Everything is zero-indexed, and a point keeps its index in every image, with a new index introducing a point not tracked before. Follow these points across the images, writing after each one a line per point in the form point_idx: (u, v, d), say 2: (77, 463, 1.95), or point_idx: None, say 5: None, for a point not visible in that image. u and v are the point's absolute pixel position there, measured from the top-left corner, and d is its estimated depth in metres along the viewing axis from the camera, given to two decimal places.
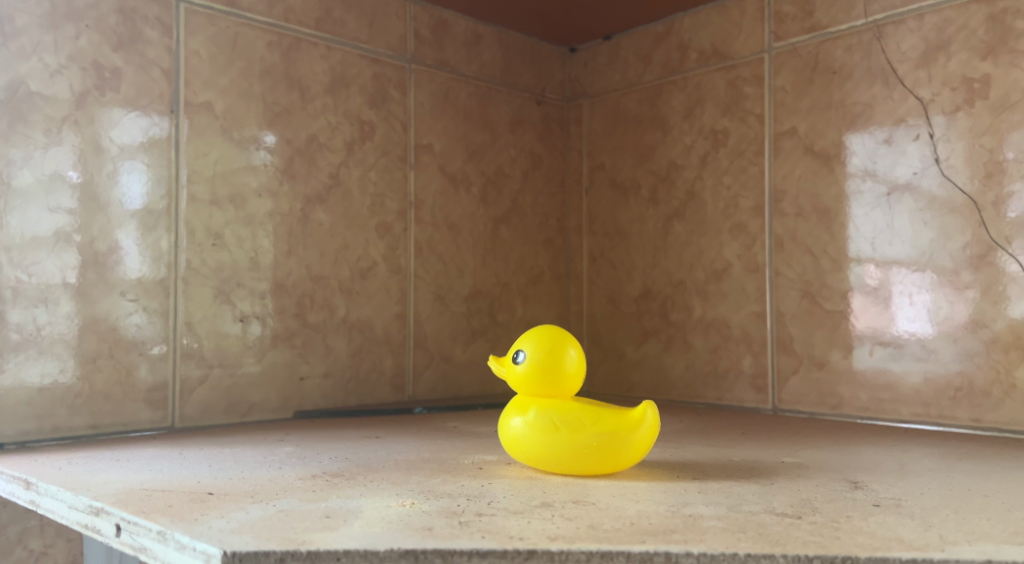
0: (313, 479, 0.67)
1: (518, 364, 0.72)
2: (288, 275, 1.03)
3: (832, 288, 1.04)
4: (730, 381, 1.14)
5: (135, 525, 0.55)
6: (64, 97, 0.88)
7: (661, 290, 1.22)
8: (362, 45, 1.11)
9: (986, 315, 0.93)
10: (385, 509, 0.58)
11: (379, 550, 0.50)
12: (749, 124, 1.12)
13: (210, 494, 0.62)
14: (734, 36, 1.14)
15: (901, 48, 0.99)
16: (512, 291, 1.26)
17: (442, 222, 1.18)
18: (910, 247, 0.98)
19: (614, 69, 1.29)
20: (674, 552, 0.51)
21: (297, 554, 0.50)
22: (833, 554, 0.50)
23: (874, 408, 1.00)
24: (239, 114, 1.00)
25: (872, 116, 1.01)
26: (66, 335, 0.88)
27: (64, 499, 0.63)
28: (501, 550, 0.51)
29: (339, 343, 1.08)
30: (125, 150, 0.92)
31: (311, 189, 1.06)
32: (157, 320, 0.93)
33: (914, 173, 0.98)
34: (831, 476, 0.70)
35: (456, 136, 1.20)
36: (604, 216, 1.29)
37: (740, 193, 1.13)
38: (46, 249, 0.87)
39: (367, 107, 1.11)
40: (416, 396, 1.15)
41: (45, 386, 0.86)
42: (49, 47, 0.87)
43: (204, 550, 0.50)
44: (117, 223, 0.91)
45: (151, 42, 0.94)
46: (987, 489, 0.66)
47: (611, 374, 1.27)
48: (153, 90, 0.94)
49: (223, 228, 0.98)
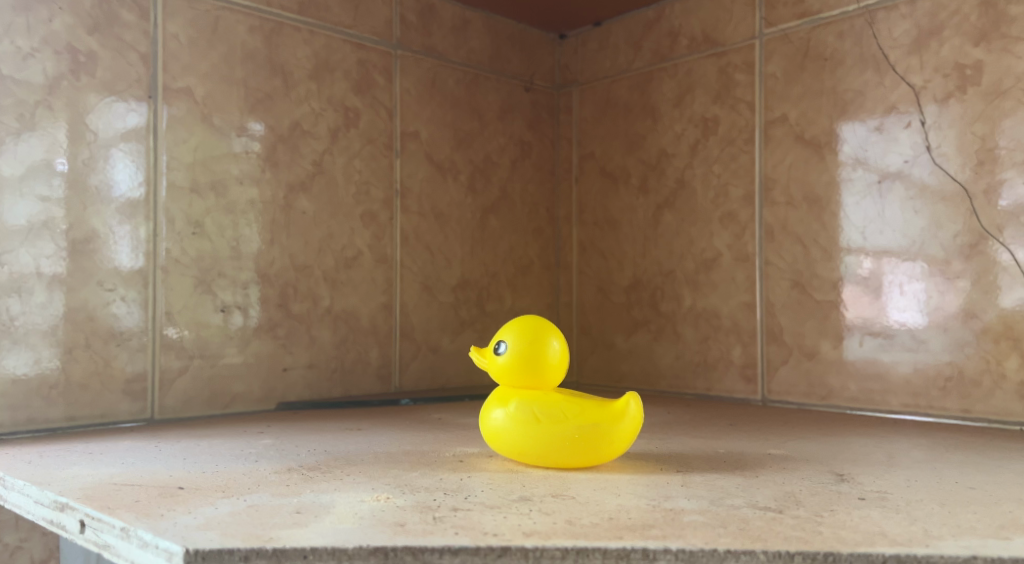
0: (288, 472, 0.66)
1: (499, 355, 0.71)
2: (271, 265, 1.02)
3: (822, 278, 1.03)
4: (719, 372, 1.12)
5: (99, 521, 0.54)
6: (38, 81, 0.86)
7: (651, 280, 1.20)
8: (347, 30, 1.09)
9: (976, 305, 0.92)
10: (358, 504, 0.56)
11: (347, 548, 0.49)
12: (740, 111, 1.11)
13: (179, 489, 0.60)
14: (725, 22, 1.13)
15: (893, 34, 0.98)
16: (501, 281, 1.25)
17: (429, 211, 1.17)
18: (900, 236, 0.96)
19: (604, 55, 1.27)
20: (651, 548, 0.49)
21: (262, 552, 0.48)
22: (815, 550, 0.49)
23: (863, 398, 0.99)
24: (220, 99, 0.98)
25: (863, 103, 1.00)
26: (41, 325, 0.86)
27: (30, 495, 0.61)
28: (474, 547, 0.49)
29: (323, 333, 1.06)
30: (102, 136, 0.90)
31: (295, 177, 1.04)
32: (136, 310, 0.92)
33: (905, 162, 0.96)
34: (818, 469, 0.69)
35: (443, 123, 1.19)
36: (594, 205, 1.28)
37: (730, 181, 1.11)
38: (19, 239, 0.85)
39: (352, 94, 1.09)
40: (403, 387, 1.14)
41: (19, 377, 0.85)
42: (21, 30, 0.86)
43: (167, 548, 0.49)
44: (94, 212, 0.89)
45: (128, 25, 0.92)
46: (974, 482, 0.65)
47: (600, 365, 1.26)
48: (130, 75, 0.92)
49: (203, 216, 0.96)
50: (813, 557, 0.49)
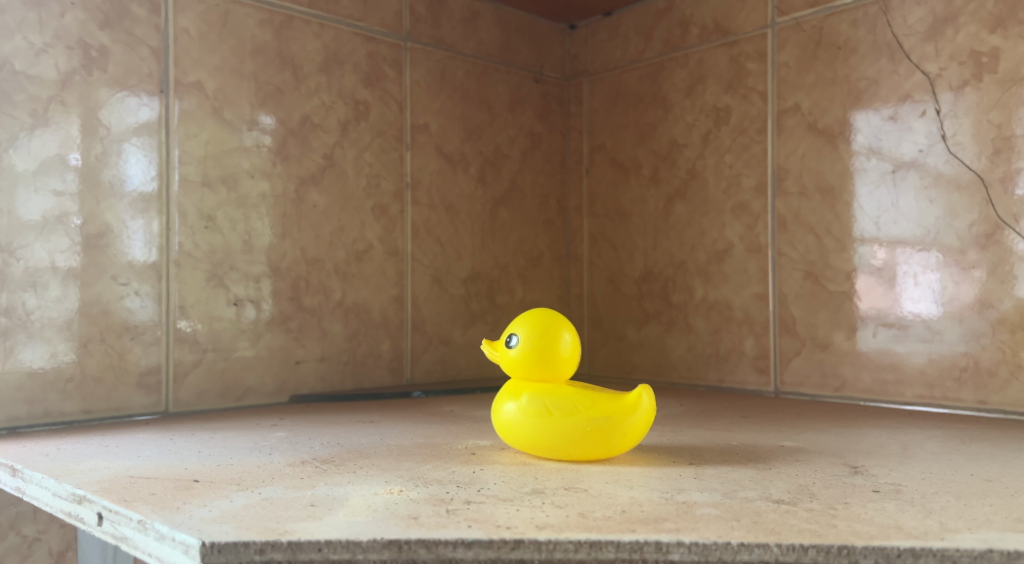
0: (302, 465, 0.66)
1: (511, 348, 0.70)
2: (283, 258, 1.02)
3: (835, 269, 1.02)
4: (731, 363, 1.12)
5: (116, 514, 0.54)
6: (50, 76, 0.87)
7: (662, 271, 1.20)
8: (356, 22, 1.09)
9: (992, 295, 0.91)
10: (371, 497, 0.57)
11: (361, 541, 0.49)
12: (752, 101, 1.10)
13: (195, 482, 0.61)
14: (736, 11, 1.12)
15: (908, 21, 0.97)
16: (512, 273, 1.25)
17: (440, 204, 1.17)
18: (915, 227, 0.96)
19: (615, 46, 1.26)
20: (665, 541, 0.49)
21: (277, 545, 0.49)
22: (829, 543, 0.49)
23: (877, 390, 0.99)
24: (231, 92, 0.98)
25: (876, 92, 0.99)
26: (56, 319, 0.87)
27: (48, 487, 0.62)
28: (487, 540, 0.49)
29: (335, 326, 1.06)
30: (114, 131, 0.90)
31: (305, 170, 1.04)
32: (150, 304, 0.92)
33: (920, 151, 0.96)
34: (832, 461, 0.69)
35: (453, 115, 1.18)
36: (605, 196, 1.28)
37: (742, 171, 1.11)
38: (34, 234, 0.85)
39: (362, 86, 1.09)
40: (414, 380, 1.14)
41: (36, 371, 0.85)
42: (34, 25, 0.86)
43: (183, 541, 0.49)
44: (108, 206, 0.90)
45: (138, 19, 0.92)
46: (990, 474, 0.65)
47: (612, 357, 1.26)
48: (141, 69, 0.92)
49: (215, 210, 0.97)
50: (827, 550, 0.49)
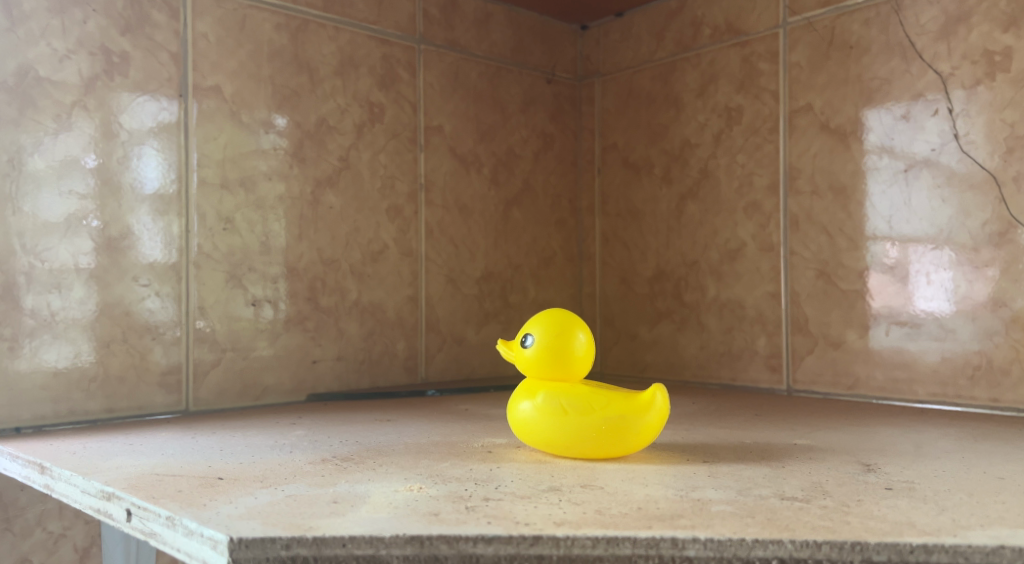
0: (322, 463, 0.67)
1: (526, 348, 0.71)
2: (300, 259, 1.03)
3: (848, 268, 1.03)
4: (744, 361, 1.13)
5: (145, 510, 0.56)
6: (73, 81, 0.88)
7: (675, 271, 1.21)
8: (371, 25, 1.10)
9: (1006, 293, 0.91)
10: (392, 494, 0.58)
11: (383, 537, 0.50)
12: (764, 101, 1.11)
13: (219, 479, 0.62)
14: (748, 12, 1.13)
15: (920, 21, 0.97)
16: (525, 273, 1.26)
17: (453, 205, 1.18)
18: (927, 225, 0.96)
19: (627, 46, 1.27)
20: (680, 537, 0.50)
21: (302, 541, 0.50)
22: (842, 540, 0.50)
23: (890, 388, 0.99)
24: (249, 97, 0.99)
25: (889, 91, 0.99)
26: (80, 319, 0.88)
27: (77, 484, 0.63)
28: (507, 536, 0.50)
29: (351, 326, 1.08)
30: (135, 134, 0.92)
31: (321, 172, 1.05)
32: (170, 304, 0.94)
33: (932, 150, 0.96)
34: (845, 459, 0.69)
35: (467, 116, 1.20)
36: (617, 196, 1.28)
37: (755, 170, 1.12)
38: (58, 235, 0.87)
39: (376, 89, 1.11)
40: (429, 378, 1.15)
41: (61, 371, 0.87)
42: (57, 32, 0.87)
43: (211, 536, 0.51)
44: (128, 208, 0.91)
45: (158, 25, 0.93)
46: (1003, 471, 0.66)
47: (624, 355, 1.27)
48: (161, 74, 0.94)
49: (234, 212, 0.98)
50: (840, 547, 0.50)
